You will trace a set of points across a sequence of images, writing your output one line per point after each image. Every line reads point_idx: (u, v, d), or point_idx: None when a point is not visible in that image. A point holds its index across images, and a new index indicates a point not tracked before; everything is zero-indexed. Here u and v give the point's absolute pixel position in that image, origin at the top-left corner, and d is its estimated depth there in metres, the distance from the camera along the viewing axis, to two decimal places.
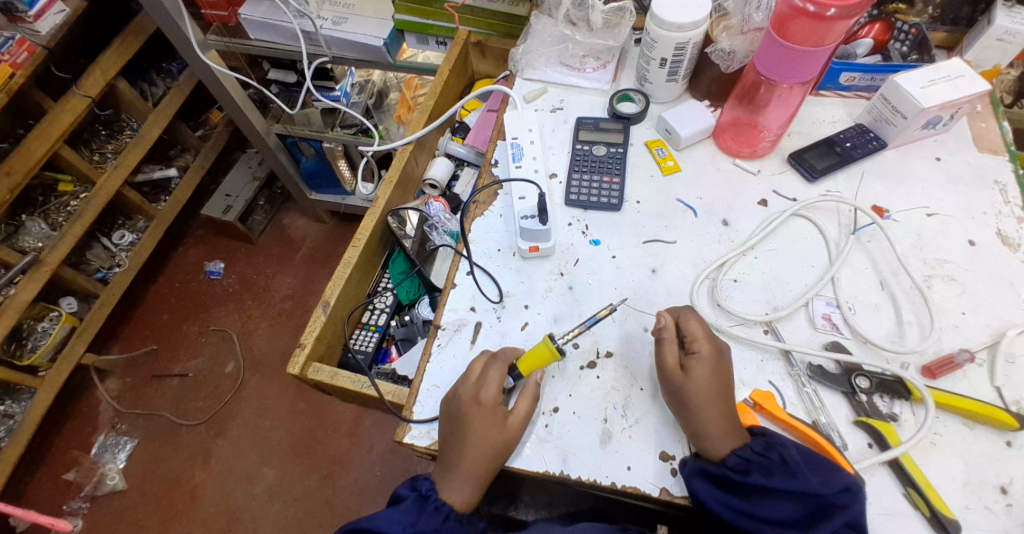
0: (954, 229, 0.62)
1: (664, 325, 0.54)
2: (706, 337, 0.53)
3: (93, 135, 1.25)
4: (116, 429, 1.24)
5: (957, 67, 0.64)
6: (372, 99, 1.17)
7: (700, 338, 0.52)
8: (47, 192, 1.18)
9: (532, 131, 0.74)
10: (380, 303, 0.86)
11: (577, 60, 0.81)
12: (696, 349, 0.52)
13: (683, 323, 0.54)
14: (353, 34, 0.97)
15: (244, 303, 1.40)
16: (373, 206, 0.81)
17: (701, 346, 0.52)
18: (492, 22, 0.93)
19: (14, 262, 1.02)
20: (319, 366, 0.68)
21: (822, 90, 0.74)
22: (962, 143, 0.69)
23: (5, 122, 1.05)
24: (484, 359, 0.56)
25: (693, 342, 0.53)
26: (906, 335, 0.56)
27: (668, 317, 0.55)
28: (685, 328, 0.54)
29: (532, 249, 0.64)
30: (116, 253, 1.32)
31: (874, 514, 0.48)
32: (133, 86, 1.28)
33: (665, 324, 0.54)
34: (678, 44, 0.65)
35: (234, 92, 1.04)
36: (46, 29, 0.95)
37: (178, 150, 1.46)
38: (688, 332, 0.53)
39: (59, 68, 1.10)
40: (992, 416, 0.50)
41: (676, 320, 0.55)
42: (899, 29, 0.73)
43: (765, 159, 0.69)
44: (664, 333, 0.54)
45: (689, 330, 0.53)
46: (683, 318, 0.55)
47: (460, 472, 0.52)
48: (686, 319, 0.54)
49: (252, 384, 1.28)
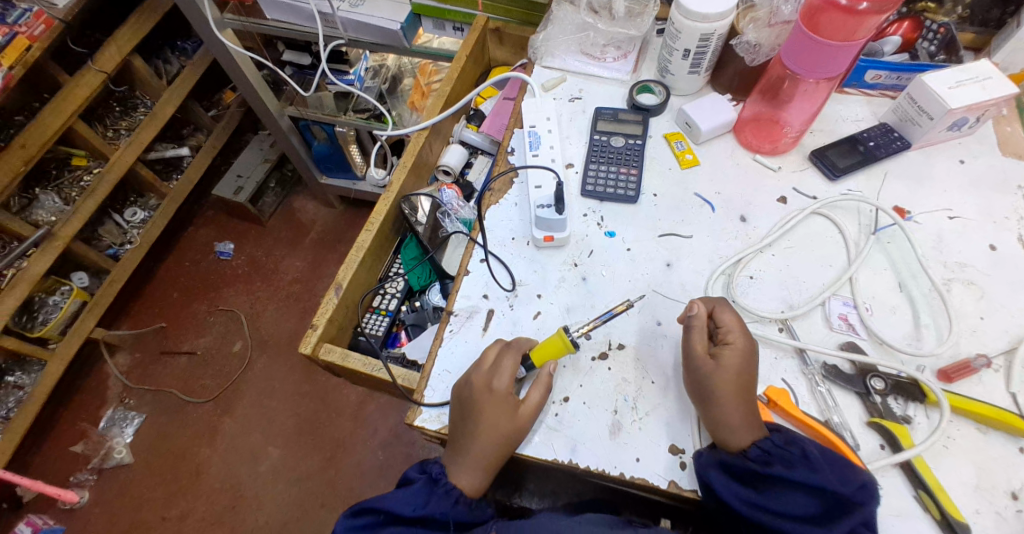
0: (975, 233, 0.61)
1: (696, 314, 0.54)
2: (740, 327, 0.52)
3: (107, 111, 1.24)
4: (124, 404, 1.25)
5: (985, 69, 0.63)
6: (386, 84, 1.16)
7: (734, 328, 0.52)
8: (60, 166, 1.18)
9: (550, 120, 0.74)
10: (391, 288, 0.87)
11: (597, 49, 0.80)
12: (730, 340, 0.52)
13: (718, 313, 0.53)
14: (369, 16, 0.96)
15: (252, 285, 1.41)
16: (387, 190, 0.81)
17: (735, 337, 0.52)
18: (511, 9, 0.92)
19: (27, 235, 1.03)
20: (330, 347, 0.68)
21: (847, 87, 0.73)
22: (986, 146, 0.68)
23: (21, 95, 1.04)
24: (497, 346, 0.56)
25: (727, 332, 0.52)
26: (922, 338, 0.56)
27: (702, 307, 0.54)
28: (718, 319, 0.53)
29: (547, 239, 0.64)
30: (127, 230, 1.33)
31: (884, 514, 0.47)
32: (148, 64, 1.28)
33: (698, 313, 0.54)
34: (702, 35, 0.64)
35: (249, 72, 1.04)
36: (64, 2, 0.93)
37: (190, 129, 1.46)
38: (722, 322, 0.53)
39: (75, 43, 1.09)
40: (1006, 422, 0.49)
41: (709, 310, 0.55)
42: (929, 28, 0.72)
43: (786, 155, 0.69)
44: (694, 321, 0.53)
45: (723, 321, 0.53)
46: (718, 308, 0.54)
47: (470, 456, 0.52)
48: (721, 310, 0.54)
49: (258, 364, 1.29)
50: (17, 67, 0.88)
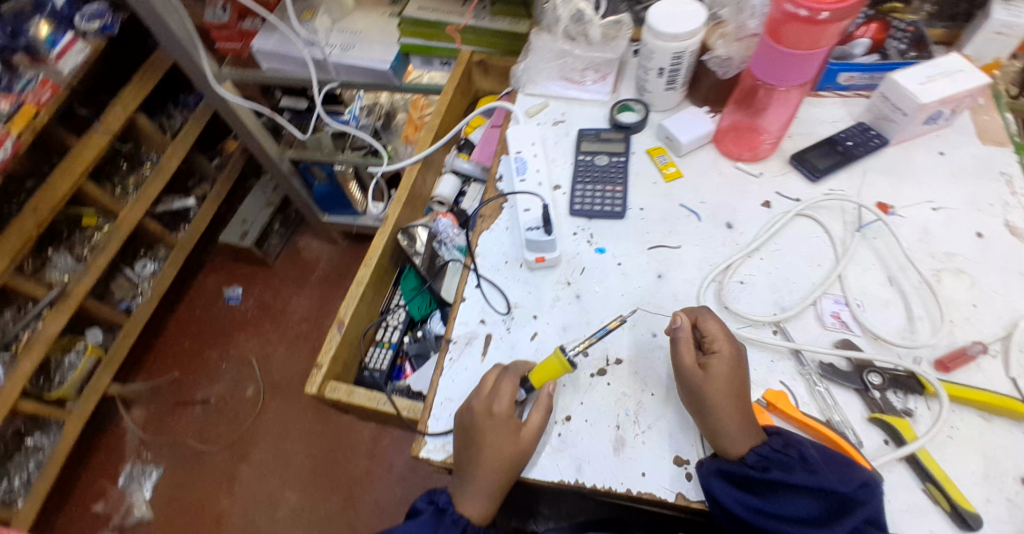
0: (961, 222, 0.62)
1: (680, 326, 0.54)
2: (723, 335, 0.53)
3: (114, 170, 1.29)
4: (142, 458, 1.27)
5: (953, 63, 0.65)
6: (380, 120, 1.20)
7: (718, 336, 0.53)
8: (71, 227, 1.22)
9: (535, 145, 0.76)
10: (393, 320, 0.88)
11: (577, 73, 0.83)
12: (716, 349, 0.53)
13: (701, 323, 0.55)
14: (360, 59, 1.00)
15: (263, 326, 1.44)
16: (384, 224, 0.83)
17: (720, 345, 0.53)
18: (493, 41, 0.96)
19: (41, 297, 1.07)
20: (336, 385, 0.69)
21: (821, 90, 0.75)
22: (964, 136, 0.69)
23: (33, 160, 1.08)
24: (496, 370, 0.57)
25: (711, 341, 0.53)
26: (917, 330, 0.56)
27: (685, 318, 0.55)
28: (702, 327, 0.54)
29: (539, 260, 0.65)
30: (138, 283, 1.37)
31: (896, 511, 0.47)
32: (153, 120, 1.34)
33: (681, 325, 0.54)
34: (674, 53, 0.67)
35: (249, 121, 1.09)
36: (68, 68, 0.98)
37: (195, 180, 1.51)
38: (707, 331, 0.54)
39: (81, 106, 1.15)
40: (1007, 407, 0.49)
41: (692, 321, 0.56)
42: (897, 27, 0.73)
43: (766, 161, 0.70)
44: (679, 334, 0.54)
45: (707, 330, 0.54)
46: (701, 318, 0.55)
47: (475, 486, 0.53)
48: (703, 319, 0.55)
49: (272, 406, 1.31)
50: (26, 135, 0.92)
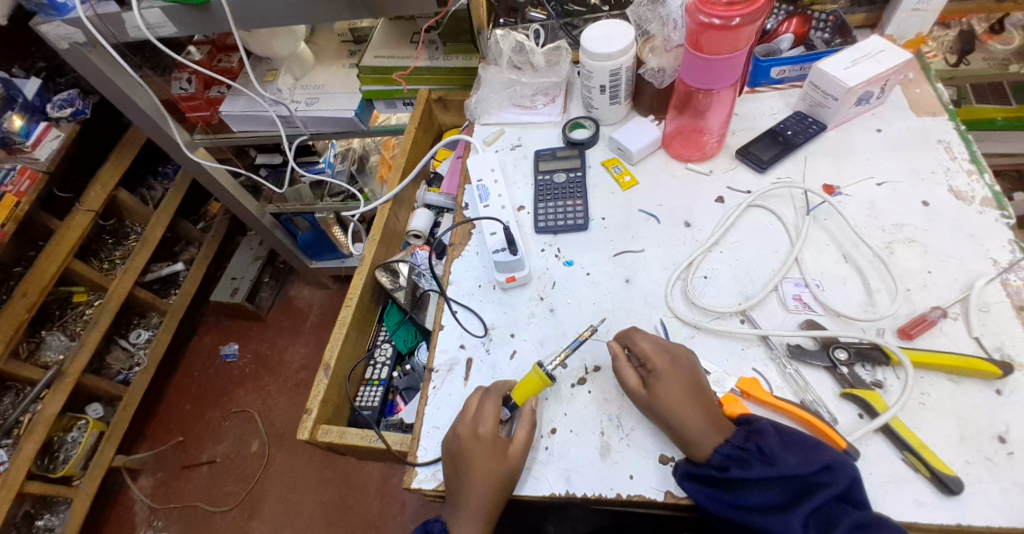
0: (907, 193, 0.64)
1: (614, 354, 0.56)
2: (656, 351, 0.54)
3: (100, 245, 1.32)
4: (153, 527, 1.25)
5: (874, 46, 0.69)
6: (354, 165, 1.25)
7: (652, 354, 0.54)
8: (62, 306, 1.23)
9: (494, 171, 0.78)
10: (380, 356, 0.89)
11: (527, 99, 0.87)
12: (653, 367, 0.54)
13: (634, 345, 0.56)
14: (325, 111, 1.04)
15: (261, 381, 1.44)
16: (361, 265, 0.85)
17: (656, 362, 0.54)
18: (451, 78, 1.00)
19: (38, 378, 1.07)
20: (327, 427, 0.70)
21: (758, 86, 0.78)
22: (900, 111, 0.72)
23: (17, 247, 1.10)
24: (478, 393, 0.59)
25: (648, 360, 0.54)
26: (878, 301, 0.57)
27: (617, 344, 0.57)
28: (636, 348, 0.56)
29: (509, 280, 0.67)
30: (134, 353, 1.37)
31: (878, 483, 0.48)
32: (134, 193, 1.38)
33: (616, 353, 0.56)
34: (611, 71, 0.70)
35: (227, 182, 1.12)
36: (45, 155, 1.03)
37: (182, 245, 1.54)
38: (641, 351, 0.55)
39: (62, 190, 1.18)
40: (975, 368, 0.50)
41: (625, 343, 0.57)
42: (818, 19, 0.78)
43: (715, 159, 0.73)
44: (617, 361, 0.56)
45: (641, 350, 0.55)
46: (631, 340, 0.57)
47: (467, 507, 0.53)
48: (633, 341, 0.56)
49: (279, 460, 1.30)
50: (8, 224, 0.95)
